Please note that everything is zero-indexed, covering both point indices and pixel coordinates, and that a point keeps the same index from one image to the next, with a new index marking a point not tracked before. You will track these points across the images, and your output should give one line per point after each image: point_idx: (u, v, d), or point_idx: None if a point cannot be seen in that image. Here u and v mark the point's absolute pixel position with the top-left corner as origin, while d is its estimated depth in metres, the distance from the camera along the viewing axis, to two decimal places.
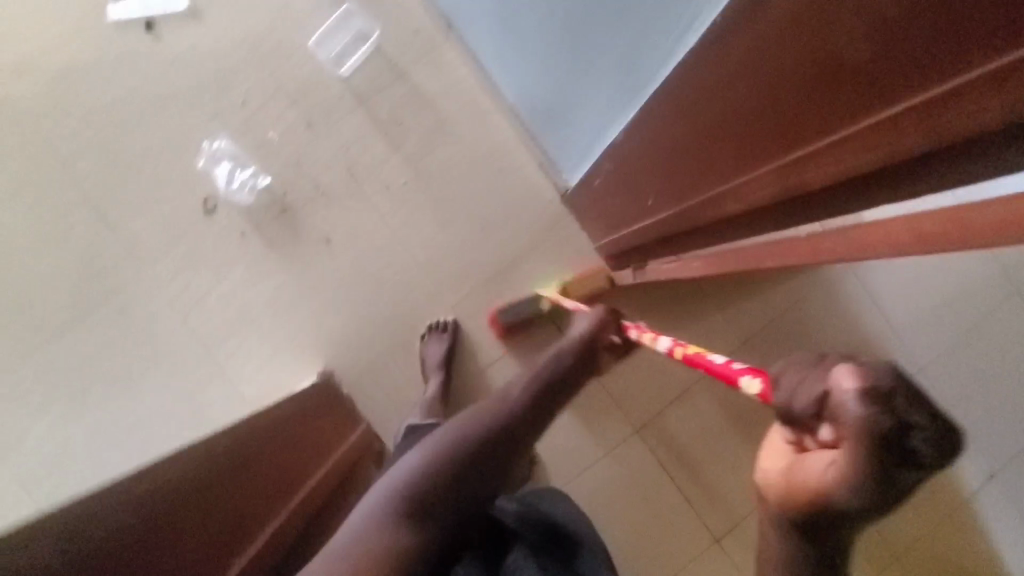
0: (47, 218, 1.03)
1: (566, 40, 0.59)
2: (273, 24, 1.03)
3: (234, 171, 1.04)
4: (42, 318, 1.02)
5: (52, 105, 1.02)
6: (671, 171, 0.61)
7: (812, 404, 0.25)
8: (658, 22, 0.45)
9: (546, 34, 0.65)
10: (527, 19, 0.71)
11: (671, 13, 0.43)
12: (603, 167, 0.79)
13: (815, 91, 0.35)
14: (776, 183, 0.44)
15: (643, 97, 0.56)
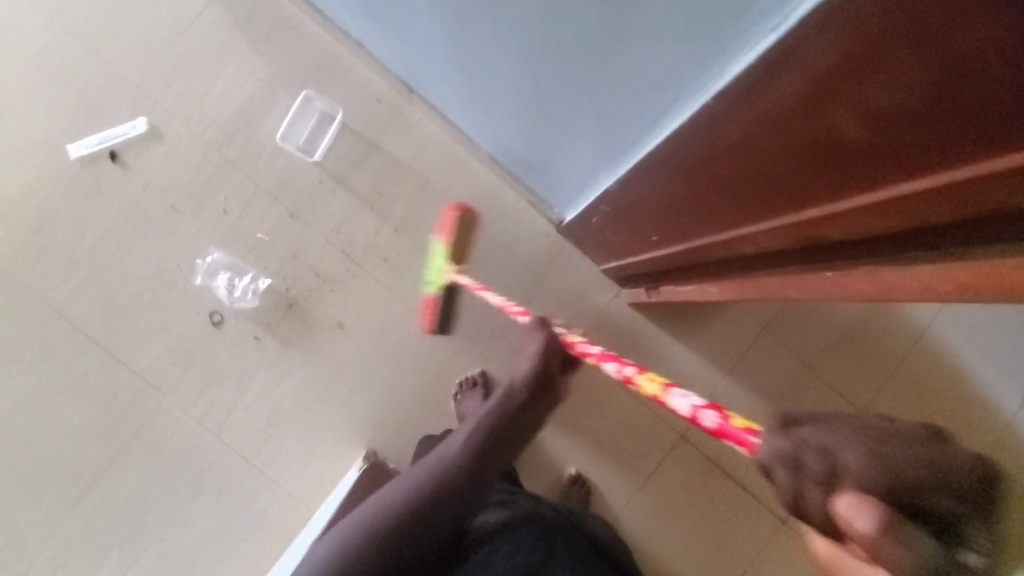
0: (55, 371, 1.01)
1: (560, 108, 0.63)
2: (237, 127, 1.03)
3: (233, 280, 1.02)
4: (76, 469, 1.01)
5: (34, 257, 1.01)
6: (668, 217, 0.64)
7: (828, 521, 0.26)
8: (629, 97, 0.49)
9: (524, 95, 0.69)
10: (499, 85, 0.74)
11: (640, 93, 0.47)
12: (600, 209, 0.80)
13: (819, 165, 0.37)
14: (795, 234, 0.46)
15: (627, 151, 0.60)
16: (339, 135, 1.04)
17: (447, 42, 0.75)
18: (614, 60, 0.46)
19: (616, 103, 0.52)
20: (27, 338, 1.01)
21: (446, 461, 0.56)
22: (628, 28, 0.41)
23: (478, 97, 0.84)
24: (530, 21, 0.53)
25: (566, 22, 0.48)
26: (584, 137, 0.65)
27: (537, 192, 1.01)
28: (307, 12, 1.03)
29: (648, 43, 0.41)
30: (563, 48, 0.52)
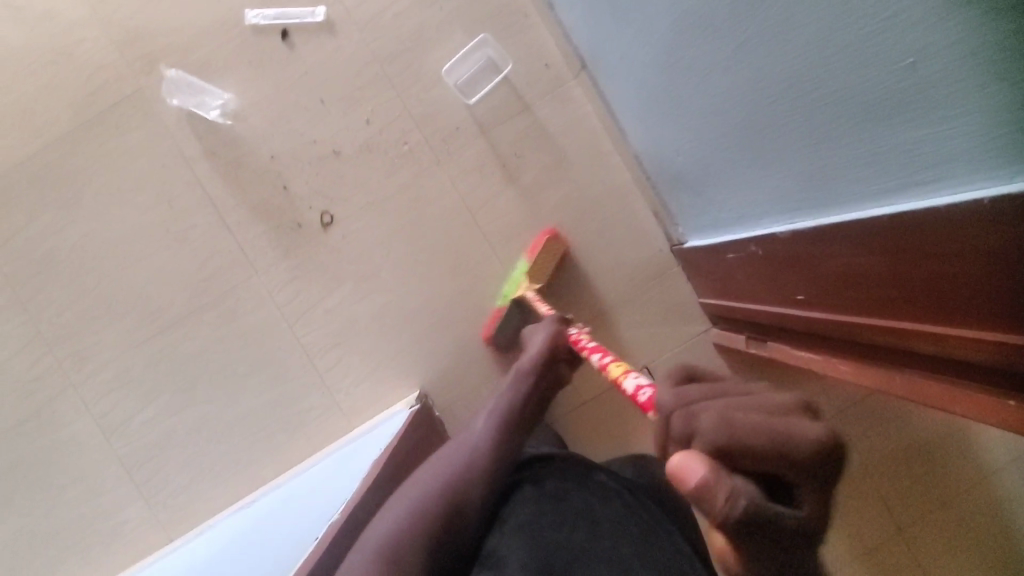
0: (167, 216, 1.05)
1: (772, 142, 0.61)
2: (407, 46, 1.03)
3: (208, 86, 1.04)
4: (156, 311, 1.06)
5: (184, 103, 1.04)
6: (833, 288, 0.64)
7: (722, 495, 0.32)
8: (871, 163, 0.49)
9: (724, 121, 0.68)
10: (692, 96, 0.73)
11: (888, 162, 0.47)
12: (748, 249, 0.78)
13: None
14: (986, 355, 0.48)
15: (824, 203, 0.59)
16: (497, 87, 1.04)
17: (661, 38, 0.72)
18: (884, 119, 0.44)
19: (855, 160, 0.50)
20: (152, 177, 1.05)
21: (479, 431, 0.67)
22: (912, 104, 0.40)
23: (661, 99, 0.82)
24: (789, 57, 0.51)
25: (839, 73, 0.46)
26: (786, 175, 0.63)
27: (669, 205, 1.00)
28: None
29: (928, 127, 0.40)
30: (816, 91, 0.49)
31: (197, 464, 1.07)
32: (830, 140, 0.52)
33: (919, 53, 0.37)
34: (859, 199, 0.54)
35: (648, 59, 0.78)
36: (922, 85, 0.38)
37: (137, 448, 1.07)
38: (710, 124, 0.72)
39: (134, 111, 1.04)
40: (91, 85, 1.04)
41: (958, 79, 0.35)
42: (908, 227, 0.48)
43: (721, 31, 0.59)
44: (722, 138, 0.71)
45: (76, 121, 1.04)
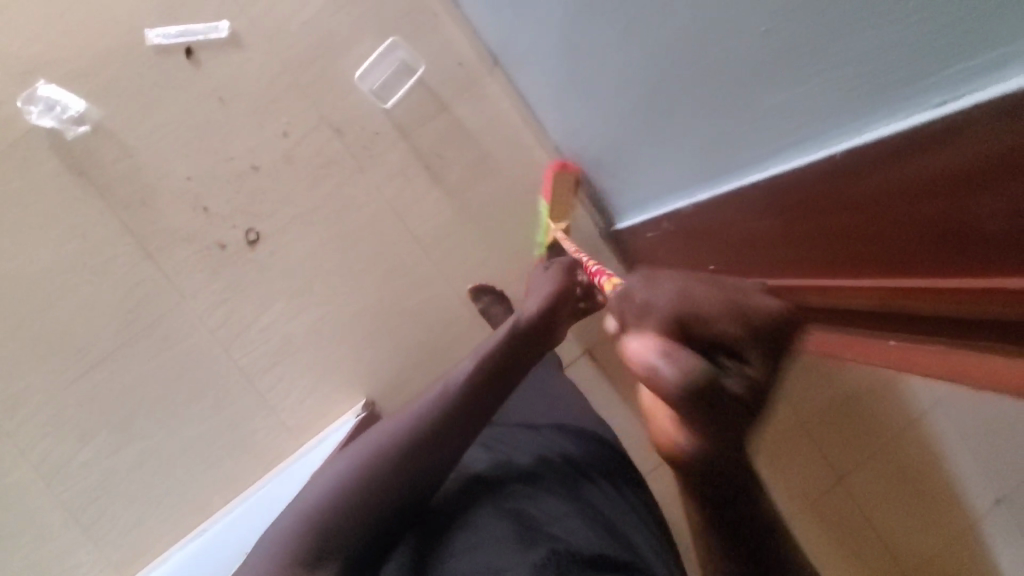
0: (81, 249, 1.00)
1: (663, 115, 0.60)
2: (317, 54, 1.02)
3: (65, 93, 1.00)
4: (80, 348, 1.00)
5: (88, 131, 1.00)
6: (744, 251, 0.65)
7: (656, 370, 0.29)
8: (752, 132, 0.48)
9: (621, 95, 0.67)
10: (591, 75, 0.72)
11: (770, 134, 0.46)
12: (662, 226, 0.80)
13: (941, 239, 0.38)
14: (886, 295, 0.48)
15: (719, 174, 0.59)
16: (413, 89, 1.04)
17: (556, 22, 0.71)
18: (755, 87, 0.43)
19: (740, 132, 0.49)
20: (61, 210, 1.00)
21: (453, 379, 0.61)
22: (778, 68, 0.39)
23: (566, 85, 0.84)
24: (665, 34, 0.50)
25: (708, 46, 0.45)
26: (684, 150, 0.61)
27: (593, 191, 1.01)
28: None
29: (800, 87, 0.39)
30: (691, 66, 0.49)
31: (140, 503, 1.03)
32: (709, 116, 0.51)
33: (775, 17, 0.37)
34: (746, 167, 0.53)
35: (549, 48, 0.80)
36: (784, 44, 0.37)
37: (74, 495, 1.02)
38: (612, 101, 0.71)
39: (34, 144, 0.99)
40: None
41: (824, 40, 0.34)
42: (801, 183, 0.47)
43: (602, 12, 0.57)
44: (624, 116, 0.70)
45: None
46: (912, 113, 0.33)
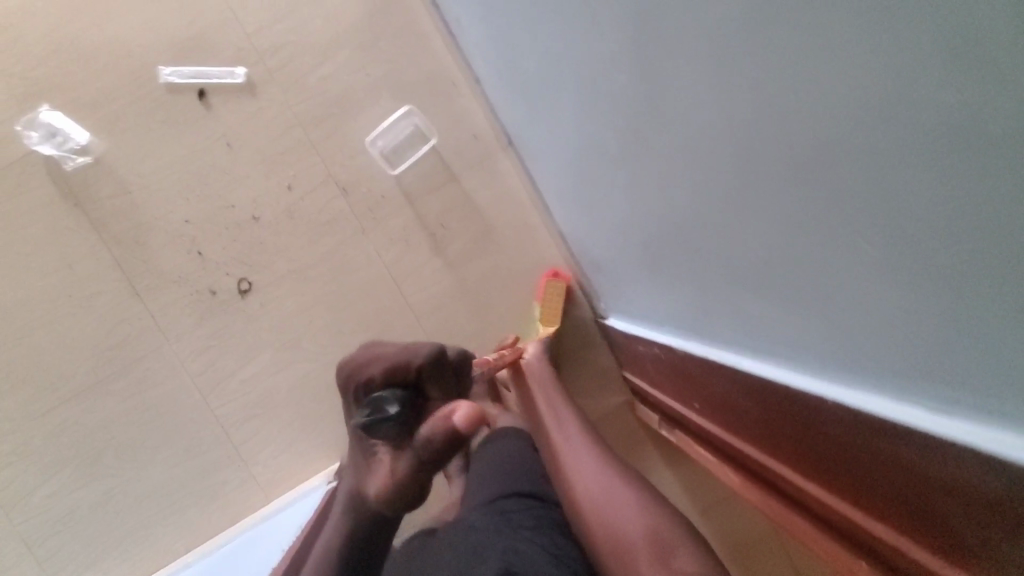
0: (67, 280, 0.98)
1: (662, 263, 0.61)
2: (331, 111, 1.01)
3: (68, 122, 0.98)
4: (55, 382, 0.99)
5: (90, 162, 0.98)
6: (719, 405, 0.67)
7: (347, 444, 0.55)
8: (740, 326, 0.49)
9: (624, 223, 0.67)
10: (598, 194, 0.73)
11: (756, 338, 0.47)
12: (654, 350, 0.79)
13: (908, 511, 0.38)
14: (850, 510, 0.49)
15: (705, 337, 0.60)
16: (424, 157, 1.03)
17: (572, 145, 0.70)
18: (743, 294, 0.44)
19: (730, 321, 0.51)
20: (52, 238, 0.98)
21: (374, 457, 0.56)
22: (767, 291, 0.39)
23: (576, 193, 0.83)
24: (677, 221, 0.48)
25: (721, 254, 0.43)
26: (679, 300, 0.63)
27: (591, 282, 1.00)
28: (438, 28, 1.00)
29: (785, 321, 0.40)
30: (706, 261, 0.47)
31: (100, 541, 1.01)
32: (724, 303, 0.49)
33: (769, 258, 0.36)
34: (729, 345, 0.55)
35: (562, 156, 0.79)
36: (776, 287, 0.37)
37: (34, 526, 1.00)
38: (617, 220, 0.71)
39: (34, 169, 0.97)
40: None
41: (843, 315, 0.32)
42: (788, 398, 0.45)
43: (618, 162, 0.55)
44: (625, 239, 0.71)
45: None
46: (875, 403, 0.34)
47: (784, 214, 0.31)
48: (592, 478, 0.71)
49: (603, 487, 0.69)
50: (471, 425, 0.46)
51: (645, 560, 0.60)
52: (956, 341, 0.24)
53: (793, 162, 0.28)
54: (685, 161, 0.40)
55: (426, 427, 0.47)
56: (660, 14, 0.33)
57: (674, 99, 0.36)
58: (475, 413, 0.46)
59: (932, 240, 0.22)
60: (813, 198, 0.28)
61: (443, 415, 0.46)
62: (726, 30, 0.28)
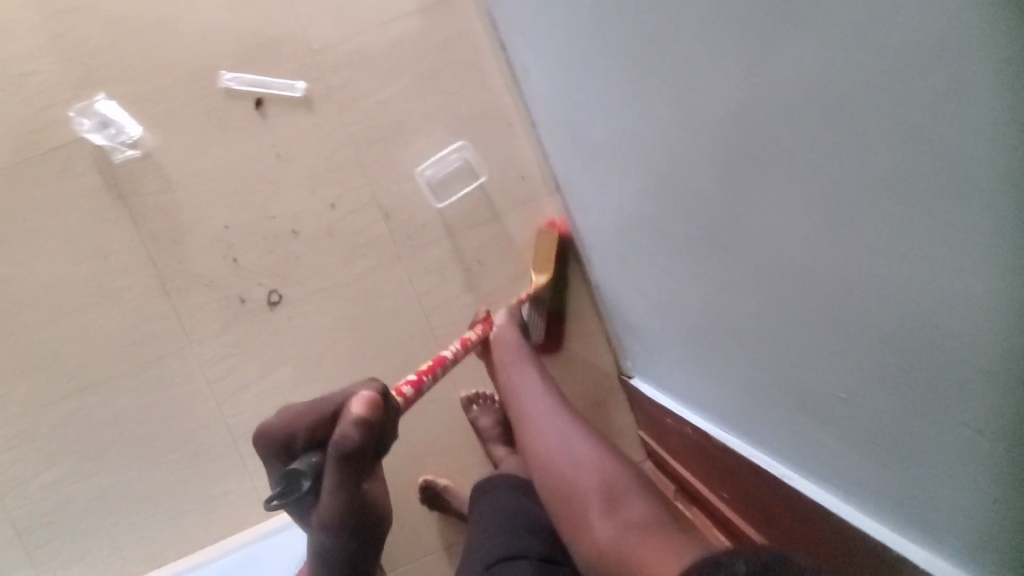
0: (99, 271, 0.97)
1: (696, 339, 0.62)
2: (385, 136, 1.02)
3: (122, 114, 0.98)
4: (70, 371, 0.97)
5: (139, 156, 0.98)
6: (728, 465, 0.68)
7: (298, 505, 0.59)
8: (774, 420, 0.50)
9: (664, 299, 0.69)
10: (652, 266, 0.74)
11: (793, 437, 0.48)
12: (688, 432, 0.79)
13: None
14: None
15: (732, 412, 0.61)
16: (470, 192, 1.03)
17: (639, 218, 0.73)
18: (787, 399, 0.45)
19: (762, 411, 0.52)
20: (90, 226, 0.97)
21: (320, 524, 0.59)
22: (816, 401, 0.40)
23: (625, 258, 0.84)
24: (723, 326, 0.51)
25: (758, 363, 0.47)
26: (711, 382, 0.64)
27: (621, 338, 1.00)
28: (501, 69, 1.01)
29: (830, 437, 0.41)
30: (745, 366, 0.50)
31: (90, 539, 0.98)
32: (755, 402, 0.53)
33: (839, 386, 0.36)
34: (759, 433, 0.56)
35: (617, 219, 0.79)
36: (823, 398, 0.39)
37: (25, 515, 0.97)
38: (660, 296, 0.72)
39: (81, 156, 0.97)
40: (42, 121, 0.97)
41: (863, 439, 0.36)
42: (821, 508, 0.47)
43: (675, 242, 0.56)
44: (665, 317, 0.72)
45: (15, 156, 0.96)
46: (917, 524, 0.35)
47: (828, 350, 0.35)
48: (548, 437, 0.77)
49: (560, 439, 0.76)
50: (366, 409, 0.54)
51: (598, 510, 0.65)
52: (968, 504, 0.29)
53: (851, 315, 0.31)
54: (745, 281, 0.43)
55: (337, 430, 0.53)
56: (752, 159, 0.35)
57: (745, 229, 0.39)
58: (365, 399, 0.54)
59: (964, 370, 0.25)
60: (861, 349, 0.32)
61: (348, 414, 0.53)
62: (818, 189, 0.30)
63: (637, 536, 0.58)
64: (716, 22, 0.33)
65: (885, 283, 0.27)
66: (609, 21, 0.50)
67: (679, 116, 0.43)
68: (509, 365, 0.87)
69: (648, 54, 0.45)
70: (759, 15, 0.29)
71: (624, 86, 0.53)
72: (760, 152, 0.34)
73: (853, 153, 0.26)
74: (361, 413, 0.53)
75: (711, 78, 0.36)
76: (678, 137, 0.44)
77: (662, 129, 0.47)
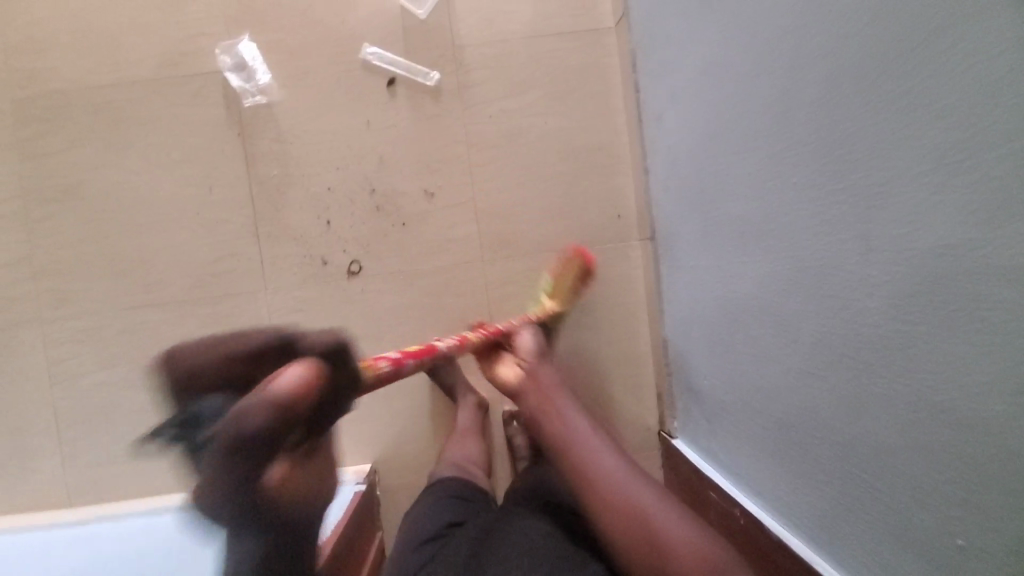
0: (202, 199, 1.01)
1: (783, 391, 0.64)
2: (499, 143, 1.04)
3: (260, 62, 1.01)
4: (149, 285, 1.00)
5: (266, 103, 1.01)
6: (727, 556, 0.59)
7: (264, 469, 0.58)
8: (855, 444, 0.53)
9: (753, 352, 0.70)
10: (740, 331, 0.73)
11: (870, 454, 0.51)
12: (734, 514, 0.78)
13: None
14: None
15: (815, 474, 0.60)
16: (564, 217, 1.05)
17: (755, 286, 0.68)
18: (878, 414, 0.49)
19: (841, 449, 0.55)
20: (205, 156, 1.01)
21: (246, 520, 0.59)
22: (915, 404, 0.45)
23: (709, 325, 0.83)
24: (832, 399, 0.55)
25: (856, 425, 0.52)
26: (792, 444, 0.63)
27: (672, 397, 1.01)
28: (627, 110, 1.03)
29: (917, 436, 0.45)
30: (845, 437, 0.54)
31: (121, 448, 1.01)
32: (831, 455, 0.56)
33: (941, 372, 0.42)
34: (837, 480, 0.56)
35: (712, 286, 0.81)
36: (925, 399, 0.44)
37: (68, 409, 1.00)
38: (745, 354, 0.72)
39: (215, 88, 1.01)
40: (188, 46, 1.00)
41: (936, 490, 0.44)
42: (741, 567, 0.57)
43: (799, 282, 0.59)
44: (747, 377, 0.72)
45: (156, 72, 1.00)
46: (985, 460, 0.39)
47: (924, 414, 0.44)
48: (611, 494, 0.63)
49: (640, 509, 0.61)
50: (298, 378, 0.56)
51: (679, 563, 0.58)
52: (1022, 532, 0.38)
53: (956, 388, 0.41)
54: (875, 361, 0.49)
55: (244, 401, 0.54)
56: (926, 266, 0.42)
57: (897, 316, 0.46)
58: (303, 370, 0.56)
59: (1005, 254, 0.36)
60: (938, 397, 0.43)
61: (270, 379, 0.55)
62: (960, 290, 0.40)
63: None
64: (950, 147, 0.39)
65: (994, 362, 0.38)
66: (824, 97, 0.51)
67: (874, 210, 0.46)
68: (551, 408, 0.74)
69: (854, 144, 0.48)
70: (980, 160, 0.37)
71: (806, 157, 0.55)
72: (928, 257, 0.42)
73: (997, 275, 0.36)
74: (284, 380, 0.55)
75: (918, 194, 0.42)
76: (864, 223, 0.48)
77: (848, 212, 0.50)
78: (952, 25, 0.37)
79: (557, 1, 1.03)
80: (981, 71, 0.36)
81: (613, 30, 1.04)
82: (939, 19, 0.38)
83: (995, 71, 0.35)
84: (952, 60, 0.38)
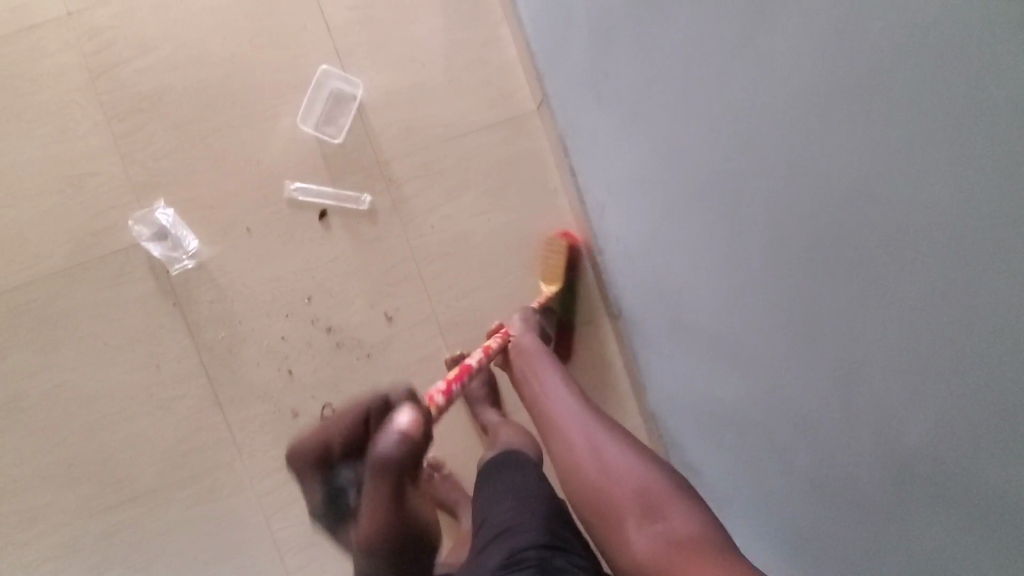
0: (153, 380, 0.95)
1: (792, 490, 0.58)
2: (447, 251, 1.01)
3: (179, 225, 0.95)
4: (118, 481, 0.95)
5: (197, 267, 0.96)
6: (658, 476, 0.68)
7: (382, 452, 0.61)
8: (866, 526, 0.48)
9: (744, 439, 0.65)
10: (724, 420, 0.69)
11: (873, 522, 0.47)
12: None
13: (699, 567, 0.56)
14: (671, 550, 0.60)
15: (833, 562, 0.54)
16: None
17: (743, 400, 0.63)
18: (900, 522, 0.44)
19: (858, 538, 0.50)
20: (145, 335, 0.95)
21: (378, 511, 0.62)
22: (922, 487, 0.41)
23: (696, 410, 0.78)
24: (872, 519, 0.47)
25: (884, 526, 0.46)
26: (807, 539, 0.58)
27: None
28: (567, 192, 1.01)
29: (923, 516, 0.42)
30: (850, 475, 0.48)
31: None
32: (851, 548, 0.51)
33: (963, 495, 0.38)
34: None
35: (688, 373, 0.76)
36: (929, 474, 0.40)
37: None
38: (737, 441, 0.67)
39: (137, 264, 0.94)
40: (99, 225, 0.94)
41: (947, 519, 0.40)
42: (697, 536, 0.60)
43: (788, 411, 0.54)
44: (742, 460, 0.67)
45: (70, 261, 0.93)
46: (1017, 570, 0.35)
47: (937, 499, 0.40)
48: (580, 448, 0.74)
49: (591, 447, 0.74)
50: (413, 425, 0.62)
51: (633, 521, 0.65)
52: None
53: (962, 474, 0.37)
54: (901, 485, 0.43)
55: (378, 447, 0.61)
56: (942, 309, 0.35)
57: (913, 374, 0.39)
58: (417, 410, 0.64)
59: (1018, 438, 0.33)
60: (949, 479, 0.38)
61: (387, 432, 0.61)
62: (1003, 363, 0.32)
63: (679, 559, 0.58)
64: (963, 218, 0.31)
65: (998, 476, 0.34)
66: (782, 172, 0.45)
67: (861, 362, 0.43)
68: (534, 374, 0.85)
69: (826, 279, 0.43)
70: (994, 216, 0.30)
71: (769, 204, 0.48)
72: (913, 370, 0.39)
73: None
74: (403, 429, 0.61)
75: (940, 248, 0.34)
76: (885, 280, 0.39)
77: (835, 323, 0.44)
78: (920, 149, 0.33)
79: (474, 96, 1.00)
80: (966, 195, 0.31)
81: (537, 114, 1.01)
82: (904, 148, 0.34)
83: (978, 200, 0.31)
84: (936, 150, 0.32)
